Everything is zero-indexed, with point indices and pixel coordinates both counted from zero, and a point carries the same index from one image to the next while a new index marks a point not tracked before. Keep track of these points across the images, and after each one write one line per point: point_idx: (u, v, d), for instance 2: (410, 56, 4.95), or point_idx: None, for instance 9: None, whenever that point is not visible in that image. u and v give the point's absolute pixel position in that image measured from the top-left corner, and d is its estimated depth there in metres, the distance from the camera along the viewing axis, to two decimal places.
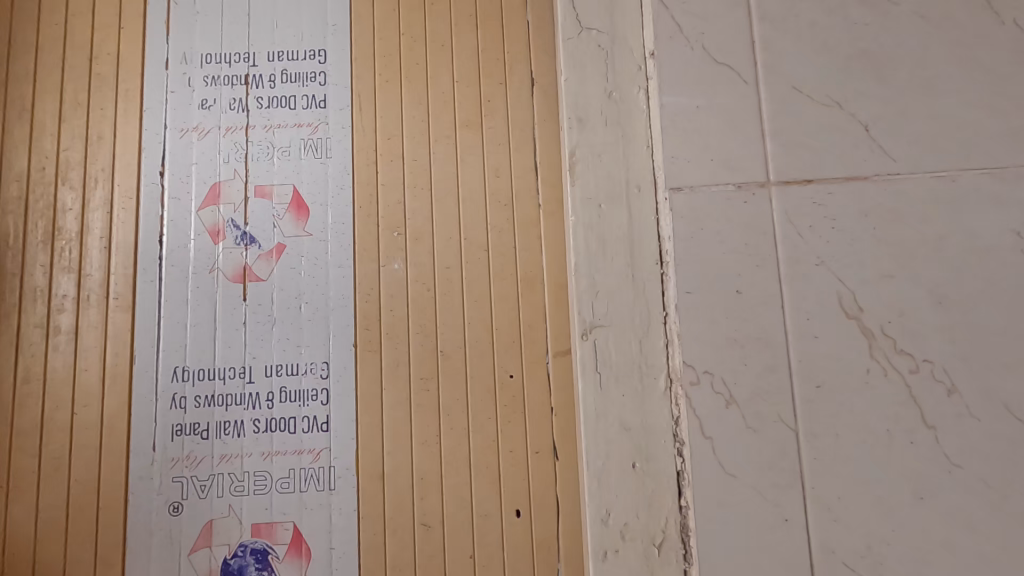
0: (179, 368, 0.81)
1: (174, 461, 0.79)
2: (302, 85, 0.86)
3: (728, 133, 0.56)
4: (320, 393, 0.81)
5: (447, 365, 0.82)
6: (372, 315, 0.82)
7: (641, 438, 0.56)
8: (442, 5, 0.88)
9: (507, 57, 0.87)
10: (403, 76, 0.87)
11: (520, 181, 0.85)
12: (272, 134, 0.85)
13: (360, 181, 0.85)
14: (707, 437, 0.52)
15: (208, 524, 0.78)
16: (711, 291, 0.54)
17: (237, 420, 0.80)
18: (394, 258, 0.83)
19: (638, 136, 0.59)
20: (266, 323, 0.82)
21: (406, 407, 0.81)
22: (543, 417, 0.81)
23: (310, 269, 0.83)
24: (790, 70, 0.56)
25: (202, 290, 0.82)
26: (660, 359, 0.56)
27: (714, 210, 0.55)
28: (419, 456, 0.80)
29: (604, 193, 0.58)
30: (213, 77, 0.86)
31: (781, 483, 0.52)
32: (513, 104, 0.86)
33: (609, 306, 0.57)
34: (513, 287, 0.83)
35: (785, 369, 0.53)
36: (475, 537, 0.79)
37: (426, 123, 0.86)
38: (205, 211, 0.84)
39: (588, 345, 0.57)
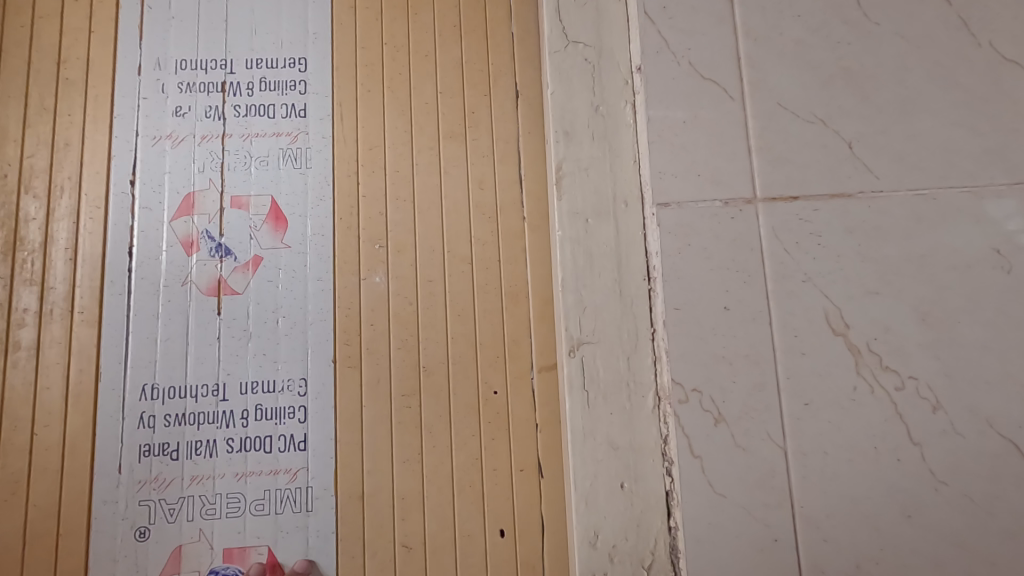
0: (148, 385, 0.77)
1: (141, 484, 0.75)
2: (281, 93, 0.84)
3: (715, 149, 0.55)
4: (297, 411, 0.78)
5: (430, 381, 0.80)
6: (353, 329, 0.80)
7: (630, 457, 0.54)
8: (426, 15, 0.87)
9: (492, 69, 0.86)
10: (386, 85, 0.85)
11: (504, 194, 0.84)
12: (250, 143, 0.83)
13: (341, 192, 0.83)
14: (696, 456, 0.51)
15: (177, 550, 0.74)
16: (699, 307, 0.53)
17: (209, 439, 0.77)
18: (376, 271, 0.81)
19: (625, 149, 0.58)
20: (242, 338, 0.79)
21: (388, 425, 0.79)
22: (528, 433, 0.80)
23: (288, 282, 0.80)
24: (776, 87, 0.57)
25: (174, 304, 0.79)
26: (648, 377, 0.55)
27: (701, 226, 0.54)
28: (401, 476, 0.78)
29: (591, 206, 0.57)
30: (188, 84, 0.83)
31: (771, 503, 0.51)
32: (498, 116, 0.85)
33: (596, 322, 0.55)
34: (498, 300, 0.82)
35: (773, 387, 0.53)
36: (458, 557, 0.77)
37: (410, 135, 0.85)
38: (179, 221, 0.81)
39: (575, 362, 0.55)
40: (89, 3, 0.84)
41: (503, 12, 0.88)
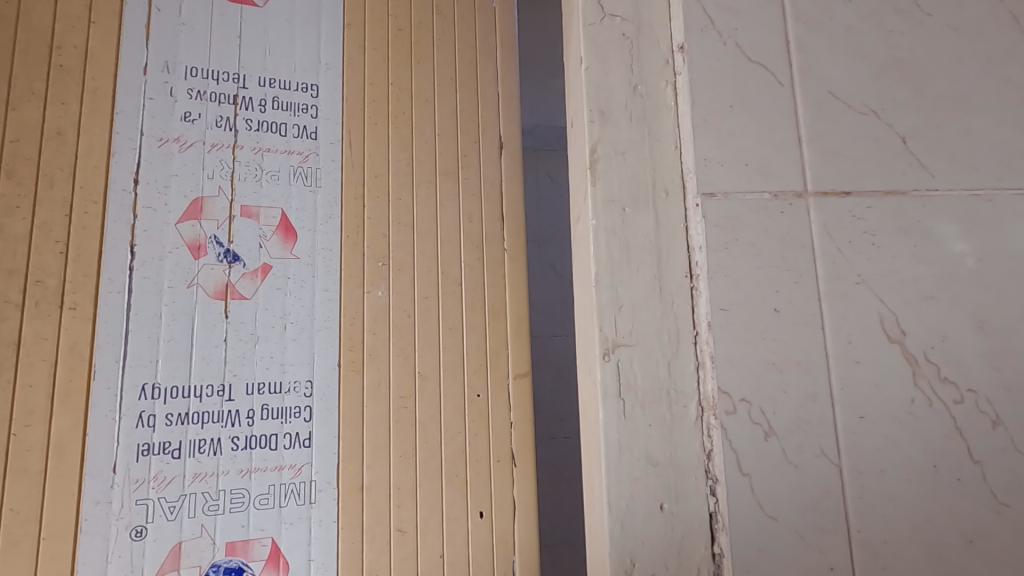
0: (149, 381, 0.65)
1: (138, 483, 0.63)
2: (294, 113, 0.74)
3: (764, 138, 0.51)
4: (302, 408, 0.70)
5: (424, 387, 0.74)
6: (353, 338, 0.73)
7: (670, 474, 0.47)
8: (427, 63, 0.81)
9: (482, 119, 0.82)
10: (391, 123, 0.78)
11: (491, 228, 0.80)
12: (261, 157, 0.72)
13: (347, 213, 0.75)
14: (745, 473, 0.46)
15: (177, 549, 0.64)
16: (747, 308, 0.49)
17: (212, 437, 0.66)
18: (377, 284, 0.74)
19: (665, 134, 0.53)
20: (249, 341, 0.69)
21: (383, 425, 0.72)
22: (504, 430, 0.76)
23: (297, 291, 0.72)
24: (827, 74, 0.53)
25: (179, 303, 0.68)
26: (690, 384, 0.49)
27: (749, 217, 0.50)
28: (397, 473, 0.71)
29: (628, 194, 0.51)
30: (200, 90, 0.71)
31: (826, 526, 0.46)
32: (485, 161, 0.81)
33: (634, 323, 0.49)
34: (481, 318, 0.78)
35: (826, 398, 0.48)
36: (445, 538, 0.72)
37: (410, 172, 0.78)
38: (186, 226, 0.69)
39: (610, 366, 0.48)
40: None
41: (495, 71, 0.84)
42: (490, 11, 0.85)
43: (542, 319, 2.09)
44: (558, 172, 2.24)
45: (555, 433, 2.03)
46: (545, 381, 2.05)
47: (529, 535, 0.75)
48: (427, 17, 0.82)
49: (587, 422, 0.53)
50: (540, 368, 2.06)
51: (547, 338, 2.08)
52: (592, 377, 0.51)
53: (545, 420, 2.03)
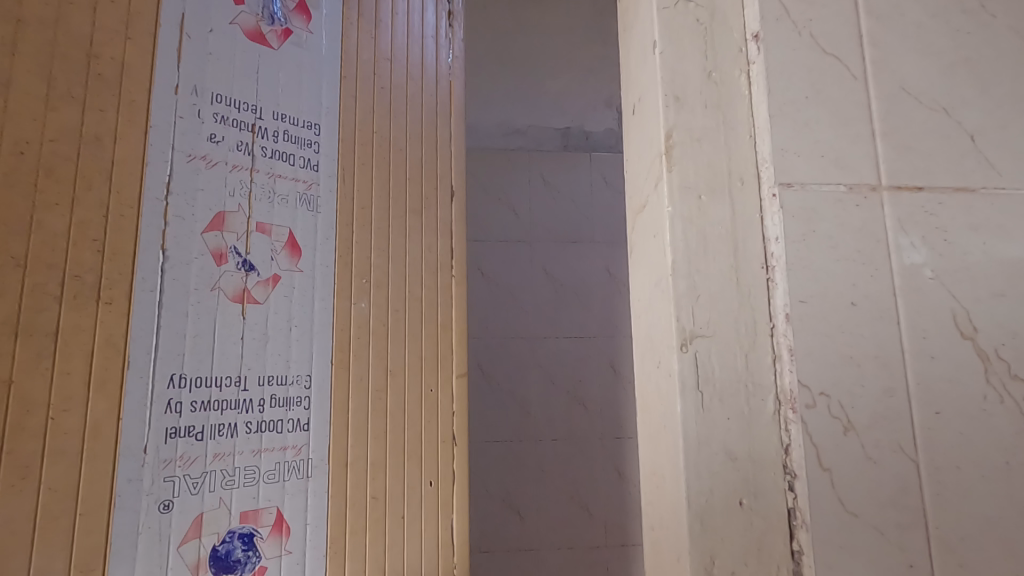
0: (175, 373, 0.73)
1: (166, 462, 0.71)
2: (300, 147, 0.87)
3: (839, 129, 0.51)
4: (301, 398, 0.82)
5: (393, 382, 0.89)
6: (341, 340, 0.86)
7: (748, 469, 0.46)
8: (401, 118, 0.98)
9: (440, 171, 1.00)
10: (375, 165, 0.94)
11: (444, 255, 0.97)
12: (274, 180, 0.84)
13: (341, 237, 0.89)
14: (825, 468, 0.45)
15: (199, 519, 0.73)
16: (825, 302, 0.48)
17: (229, 421, 0.76)
18: (359, 298, 0.88)
19: (740, 123, 0.52)
20: (260, 339, 0.80)
21: (364, 413, 0.86)
22: (447, 417, 0.93)
23: (301, 301, 0.83)
24: (898, 69, 0.53)
25: (203, 304, 0.76)
26: (767, 377, 0.48)
27: (826, 210, 0.49)
28: (375, 450, 0.86)
29: (705, 181, 0.50)
30: (225, 116, 0.81)
31: (904, 522, 0.46)
32: (441, 205, 0.99)
33: (712, 314, 0.48)
34: (434, 326, 0.94)
35: (903, 394, 0.47)
36: (404, 501, 0.88)
37: (387, 210, 0.94)
38: (211, 236, 0.78)
39: (688, 358, 0.47)
40: (128, 6, 0.77)
41: (449, 133, 1.02)
42: (446, 82, 1.04)
43: (532, 318, 2.07)
44: (551, 174, 2.20)
45: (545, 435, 2.00)
46: (534, 381, 2.03)
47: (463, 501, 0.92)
48: (402, 81, 0.99)
49: (654, 418, 0.52)
50: (528, 369, 2.03)
51: (538, 338, 2.05)
52: (665, 374, 0.49)
53: (534, 420, 2.00)
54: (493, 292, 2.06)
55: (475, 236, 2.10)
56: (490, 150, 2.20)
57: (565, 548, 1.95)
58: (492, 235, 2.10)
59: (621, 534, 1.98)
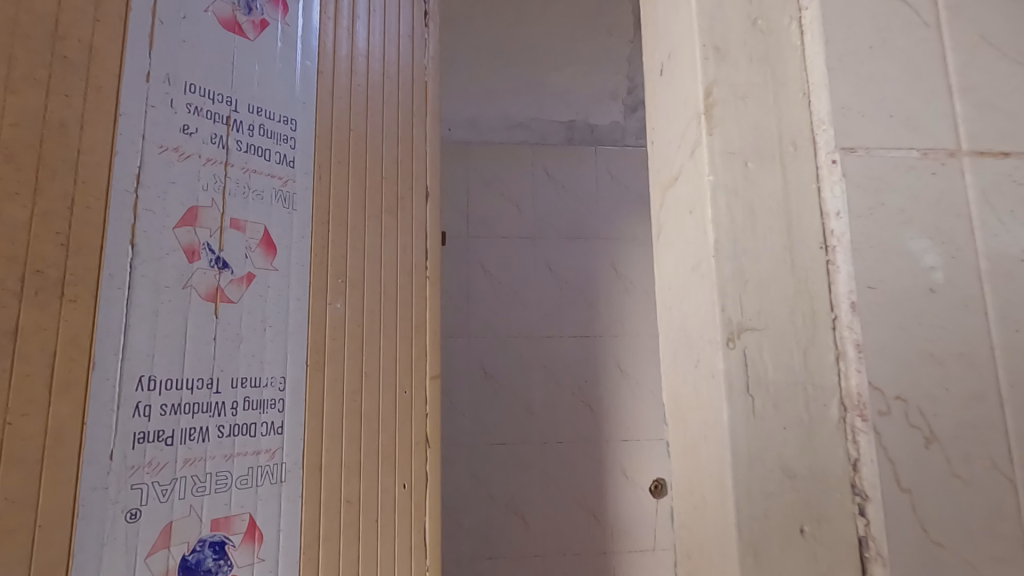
0: (145, 375, 0.67)
1: (133, 468, 0.65)
2: (276, 141, 0.81)
3: (910, 86, 0.43)
4: (277, 401, 0.75)
5: (369, 384, 0.83)
6: (317, 341, 0.79)
7: (810, 490, 0.38)
8: (377, 115, 0.91)
9: (414, 170, 0.92)
10: (352, 165, 0.87)
11: (419, 252, 0.90)
12: (249, 177, 0.77)
13: (316, 238, 0.82)
14: (904, 489, 0.37)
15: (168, 528, 0.67)
16: (899, 287, 0.40)
17: (201, 425, 0.70)
18: (335, 297, 0.82)
19: (791, 79, 0.44)
20: (235, 339, 0.73)
21: (340, 418, 0.79)
22: (419, 419, 0.86)
23: (276, 298, 0.77)
24: (978, 15, 0.45)
25: (176, 302, 0.70)
26: (829, 379, 0.40)
27: (898, 178, 0.41)
28: (349, 456, 0.79)
29: (751, 146, 0.42)
30: (199, 106, 0.75)
31: (1001, 556, 0.37)
32: (416, 204, 0.91)
33: (762, 303, 0.40)
34: (408, 321, 0.87)
35: (994, 399, 0.39)
36: (377, 505, 0.81)
37: (364, 212, 0.86)
38: (183, 232, 0.71)
39: (735, 356, 0.39)
40: None
41: (425, 132, 0.95)
42: (423, 80, 0.96)
43: (535, 317, 1.98)
44: (555, 168, 2.13)
45: (550, 437, 1.92)
46: (538, 381, 1.95)
47: (434, 506, 0.84)
48: (378, 79, 0.92)
49: (690, 423, 0.44)
50: (533, 369, 1.95)
51: (542, 338, 1.97)
52: (705, 374, 0.41)
53: (538, 422, 1.92)
54: (495, 290, 1.98)
55: (477, 232, 2.02)
56: (491, 144, 2.13)
57: (572, 553, 1.86)
58: (494, 231, 2.03)
59: (629, 541, 1.89)
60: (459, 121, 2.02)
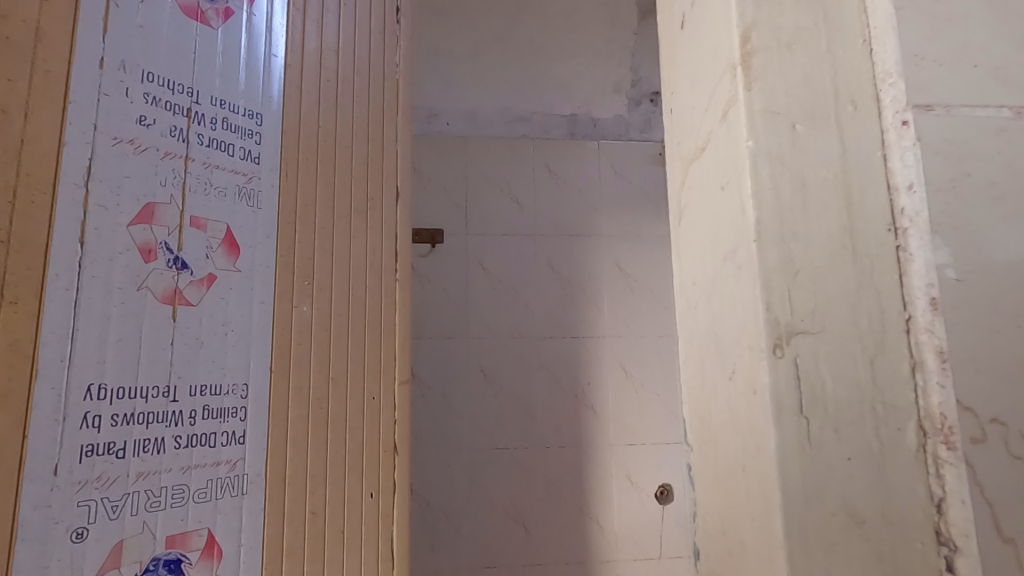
0: (95, 384, 0.55)
1: (80, 484, 0.53)
2: (243, 133, 0.67)
3: (997, 29, 0.34)
4: (239, 408, 0.63)
5: (337, 388, 0.70)
6: (280, 344, 0.66)
7: (881, 538, 0.30)
8: (348, 103, 0.76)
9: (386, 165, 0.78)
10: (320, 161, 0.72)
11: (389, 245, 0.76)
12: (211, 172, 0.64)
13: (282, 244, 0.68)
14: (1007, 541, 0.28)
15: (119, 547, 0.55)
16: (992, 280, 0.31)
17: (157, 436, 0.58)
18: (300, 298, 0.68)
19: (848, 23, 0.36)
20: (195, 343, 0.61)
21: (305, 423, 0.66)
22: (388, 422, 0.72)
23: (240, 304, 0.64)
24: None
25: (128, 304, 0.58)
26: (905, 396, 0.31)
27: (985, 143, 0.33)
28: (313, 469, 0.66)
29: (800, 104, 0.34)
30: (157, 96, 0.62)
31: None
32: (388, 201, 0.77)
33: (818, 299, 0.32)
34: (378, 312, 0.74)
35: None
36: (342, 515, 0.68)
37: (331, 208, 0.73)
38: (139, 229, 0.59)
39: (785, 366, 0.31)
40: None
41: (396, 132, 0.79)
42: (394, 79, 0.80)
43: (536, 318, 1.90)
44: (557, 163, 2.01)
45: (551, 442, 1.83)
46: (539, 384, 1.86)
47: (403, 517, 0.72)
48: (347, 75, 0.76)
49: (721, 440, 0.36)
50: (533, 372, 1.87)
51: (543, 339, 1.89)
52: (750, 391, 0.32)
53: (539, 427, 1.84)
54: (495, 289, 1.90)
55: (476, 229, 1.93)
56: (493, 138, 2.02)
57: (574, 562, 1.78)
58: (494, 228, 1.94)
59: (635, 550, 1.80)
60: (457, 116, 1.98)
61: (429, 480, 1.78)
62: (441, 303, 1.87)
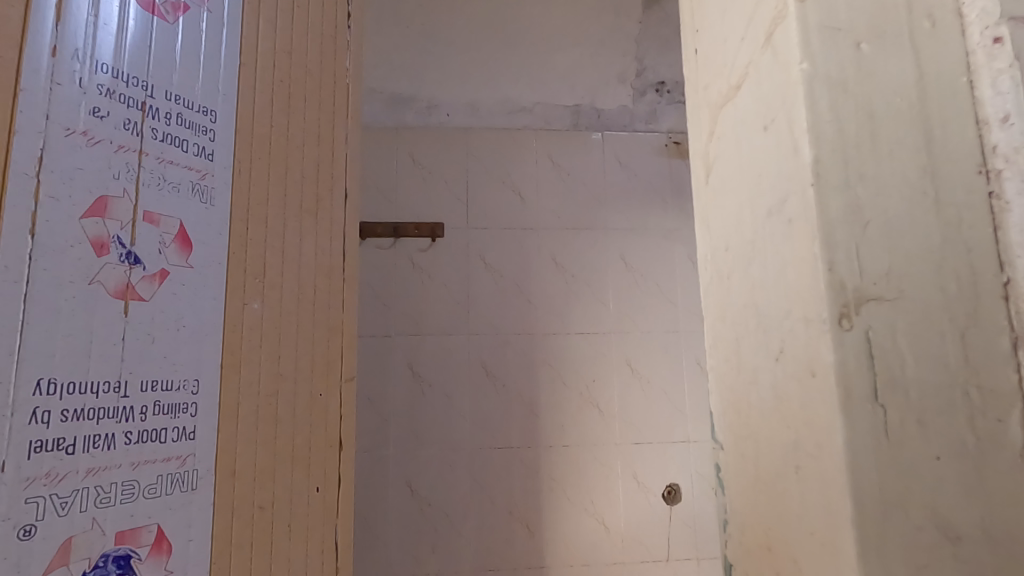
0: (44, 377, 0.47)
1: (27, 481, 0.45)
2: (196, 125, 0.58)
3: None
4: (190, 403, 0.54)
5: (286, 385, 0.63)
6: (229, 340, 0.58)
7: (985, 557, 0.23)
8: (300, 102, 0.68)
9: (335, 169, 0.71)
10: (270, 158, 0.64)
11: (338, 243, 0.70)
12: (167, 169, 0.55)
13: (232, 243, 0.59)
14: None
15: (66, 545, 0.47)
16: None
17: (107, 432, 0.49)
18: (251, 293, 0.60)
19: None
20: (146, 342, 0.52)
21: (253, 424, 0.59)
22: (333, 418, 0.67)
23: (191, 306, 0.55)
24: None
25: (80, 298, 0.49)
26: (1007, 377, 0.25)
27: None
28: (261, 465, 0.59)
29: (863, 17, 0.27)
30: (112, 88, 0.53)
31: None
32: (337, 203, 0.71)
33: (893, 256, 0.25)
34: (327, 303, 0.68)
35: None
36: (288, 512, 0.61)
37: (283, 206, 0.64)
38: (91, 222, 0.50)
39: (854, 340, 0.24)
40: None
41: (347, 135, 0.73)
42: (344, 81, 0.74)
43: (540, 313, 1.83)
44: (560, 155, 1.93)
45: (554, 441, 1.77)
46: (542, 381, 1.80)
47: (347, 514, 0.67)
48: (302, 70, 0.69)
49: (766, 433, 0.30)
50: (536, 368, 1.80)
51: (545, 335, 1.82)
52: (806, 372, 0.26)
53: (542, 425, 1.78)
54: (497, 284, 1.84)
55: (477, 222, 1.86)
56: (494, 130, 1.92)
57: (579, 564, 1.71)
58: (495, 221, 1.87)
59: (642, 551, 1.74)
60: (458, 107, 1.92)
61: (430, 480, 1.71)
62: (441, 299, 1.81)
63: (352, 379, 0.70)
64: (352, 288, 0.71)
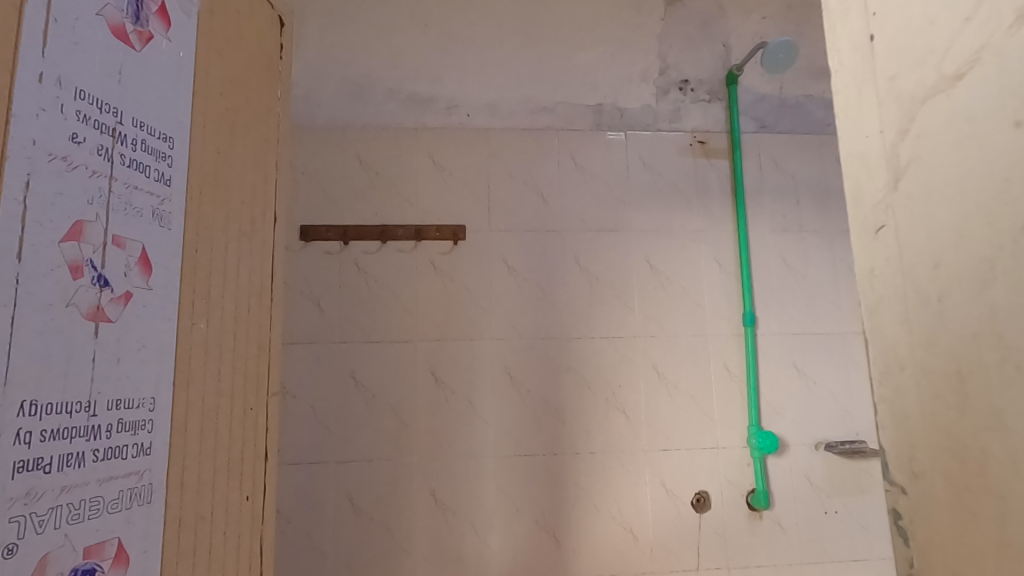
0: (28, 399, 0.43)
1: (9, 501, 0.41)
2: (158, 152, 0.55)
3: None
4: (148, 420, 0.53)
5: (228, 397, 0.64)
6: (179, 358, 0.57)
7: None
8: (238, 128, 0.68)
9: (264, 193, 0.73)
10: (211, 185, 0.62)
11: (265, 264, 0.73)
12: (134, 193, 0.52)
13: (185, 265, 0.58)
14: None
15: (41, 564, 0.44)
16: None
17: (79, 451, 0.46)
18: (198, 313, 0.60)
19: None
20: (111, 359, 0.50)
21: (198, 438, 0.59)
22: (262, 431, 0.71)
23: (147, 319, 0.53)
24: None
25: (60, 320, 0.46)
26: None
27: None
28: (205, 476, 0.60)
29: None
30: (88, 114, 0.49)
31: None
32: (267, 226, 0.74)
33: None
34: (257, 321, 0.70)
35: None
36: (224, 524, 0.63)
37: (225, 230, 0.65)
38: (68, 245, 0.47)
39: None
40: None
41: (276, 163, 0.77)
42: (276, 109, 0.77)
43: (562, 317, 1.78)
44: (582, 155, 1.86)
45: (580, 448, 1.71)
46: (568, 387, 1.74)
47: (268, 520, 0.71)
48: (240, 98, 0.69)
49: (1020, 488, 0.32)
50: (561, 373, 1.75)
51: (569, 339, 1.77)
52: None
53: (569, 432, 1.72)
54: (521, 288, 1.78)
55: (498, 224, 1.80)
56: (514, 131, 1.85)
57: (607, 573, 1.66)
58: (516, 221, 1.81)
59: (669, 559, 1.68)
60: (478, 107, 1.86)
61: (453, 487, 1.67)
62: (463, 304, 1.76)
63: (276, 395, 0.74)
64: (274, 312, 0.74)
